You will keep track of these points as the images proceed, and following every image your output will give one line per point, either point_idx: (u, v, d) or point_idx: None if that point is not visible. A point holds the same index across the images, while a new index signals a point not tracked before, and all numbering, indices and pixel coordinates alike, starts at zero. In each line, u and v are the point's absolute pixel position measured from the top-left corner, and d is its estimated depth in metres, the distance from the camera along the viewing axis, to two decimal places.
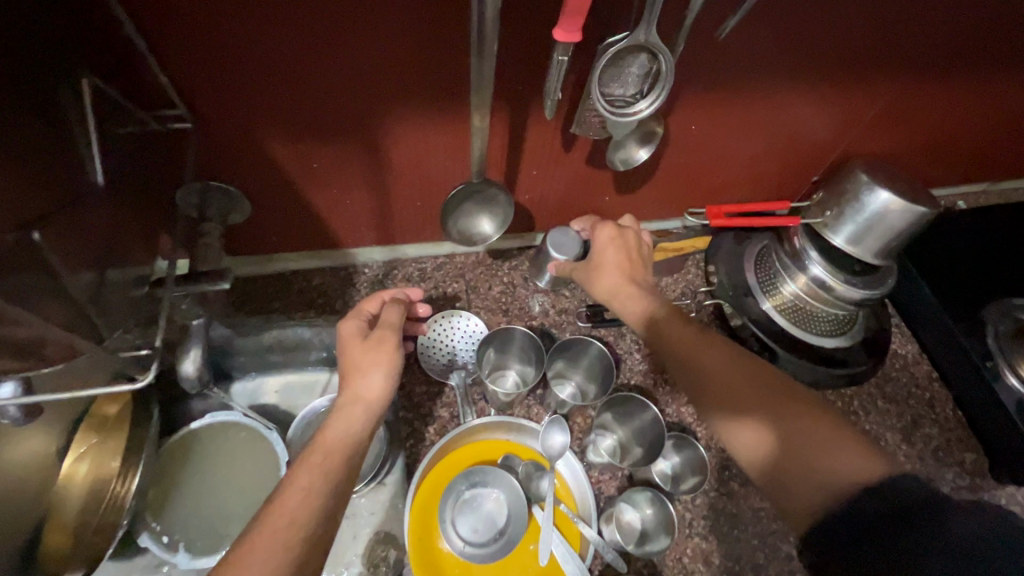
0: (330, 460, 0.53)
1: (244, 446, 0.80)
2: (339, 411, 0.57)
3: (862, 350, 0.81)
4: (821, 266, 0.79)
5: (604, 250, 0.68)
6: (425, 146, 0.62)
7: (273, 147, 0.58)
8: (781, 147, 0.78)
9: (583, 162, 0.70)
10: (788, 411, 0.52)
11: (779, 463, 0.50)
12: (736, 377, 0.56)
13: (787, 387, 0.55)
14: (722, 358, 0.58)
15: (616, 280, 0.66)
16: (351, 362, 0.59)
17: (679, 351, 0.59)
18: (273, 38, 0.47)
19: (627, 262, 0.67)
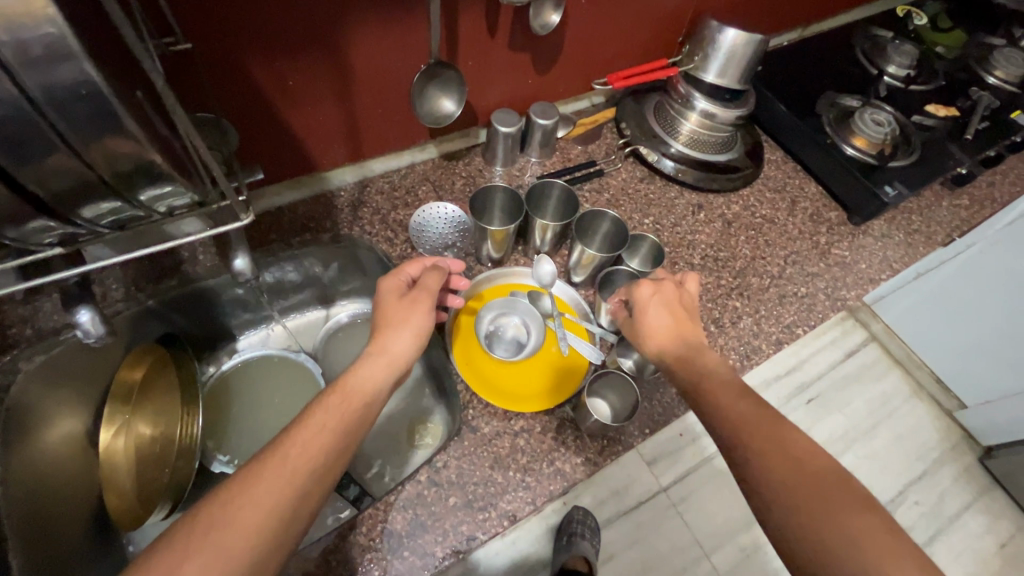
0: (348, 403, 0.57)
1: (278, 370, 0.90)
2: (367, 360, 0.61)
3: (745, 158, 1.06)
4: (703, 99, 1.00)
5: (657, 311, 0.67)
6: (383, 47, 0.73)
7: (255, 68, 0.67)
8: (652, 14, 0.97)
9: (508, 46, 0.85)
10: (891, 550, 0.45)
11: (813, 520, 0.47)
12: (817, 467, 0.51)
13: (891, 526, 0.47)
14: (784, 437, 0.53)
15: (674, 341, 0.65)
16: (388, 316, 0.66)
17: (753, 439, 0.53)
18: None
19: (682, 326, 0.66)
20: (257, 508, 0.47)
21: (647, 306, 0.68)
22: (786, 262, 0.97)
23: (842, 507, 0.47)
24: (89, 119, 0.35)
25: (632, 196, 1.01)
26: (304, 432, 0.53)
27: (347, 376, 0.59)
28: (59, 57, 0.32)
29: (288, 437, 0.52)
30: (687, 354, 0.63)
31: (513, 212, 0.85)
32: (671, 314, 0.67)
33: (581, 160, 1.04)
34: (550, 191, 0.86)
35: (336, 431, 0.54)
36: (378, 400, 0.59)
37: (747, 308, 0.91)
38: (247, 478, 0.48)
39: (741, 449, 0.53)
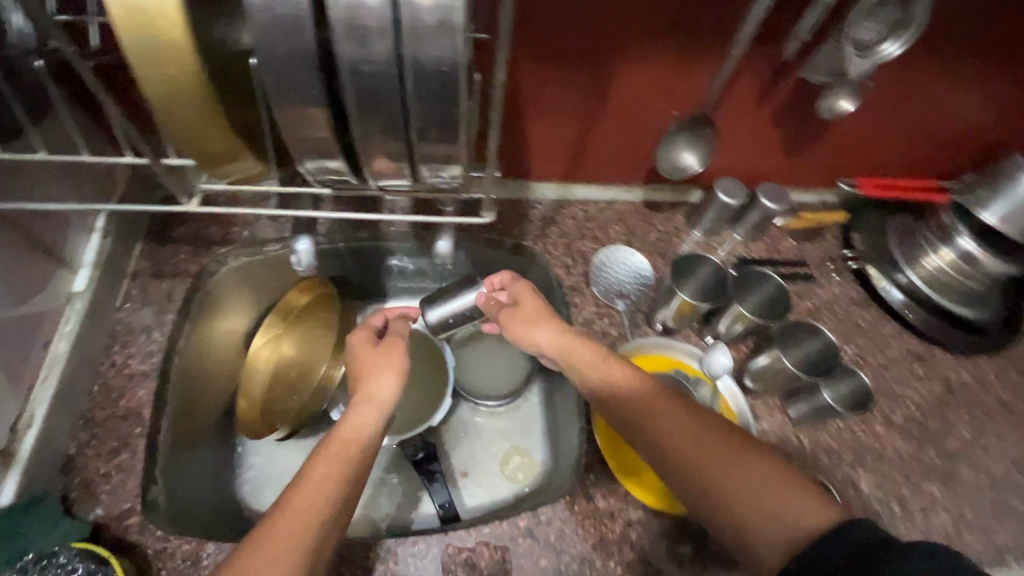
0: (346, 451, 0.57)
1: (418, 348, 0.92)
2: (356, 408, 0.62)
3: (996, 323, 0.88)
4: (969, 240, 0.83)
5: (531, 301, 0.70)
6: (651, 85, 0.71)
7: (525, 71, 0.68)
8: (944, 130, 0.84)
9: (770, 118, 0.77)
10: (741, 460, 0.55)
11: (705, 487, 0.55)
12: (687, 422, 0.59)
13: (734, 436, 0.57)
14: (683, 425, 0.58)
15: (557, 337, 0.68)
16: (366, 366, 0.66)
17: (656, 433, 0.59)
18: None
19: (559, 330, 0.68)
20: (276, 559, 0.47)
21: (526, 297, 0.72)
22: (1014, 466, 0.77)
23: (706, 448, 0.56)
24: (435, 92, 0.36)
25: (838, 315, 0.88)
26: (316, 469, 0.55)
27: (345, 414, 0.61)
28: (443, 34, 0.34)
29: (300, 478, 0.54)
30: (602, 372, 0.65)
31: (710, 289, 0.76)
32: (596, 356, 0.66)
33: (790, 256, 0.93)
34: (761, 281, 0.76)
35: (344, 474, 0.55)
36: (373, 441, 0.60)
37: (947, 502, 0.74)
38: (264, 532, 0.49)
39: (657, 455, 0.59)
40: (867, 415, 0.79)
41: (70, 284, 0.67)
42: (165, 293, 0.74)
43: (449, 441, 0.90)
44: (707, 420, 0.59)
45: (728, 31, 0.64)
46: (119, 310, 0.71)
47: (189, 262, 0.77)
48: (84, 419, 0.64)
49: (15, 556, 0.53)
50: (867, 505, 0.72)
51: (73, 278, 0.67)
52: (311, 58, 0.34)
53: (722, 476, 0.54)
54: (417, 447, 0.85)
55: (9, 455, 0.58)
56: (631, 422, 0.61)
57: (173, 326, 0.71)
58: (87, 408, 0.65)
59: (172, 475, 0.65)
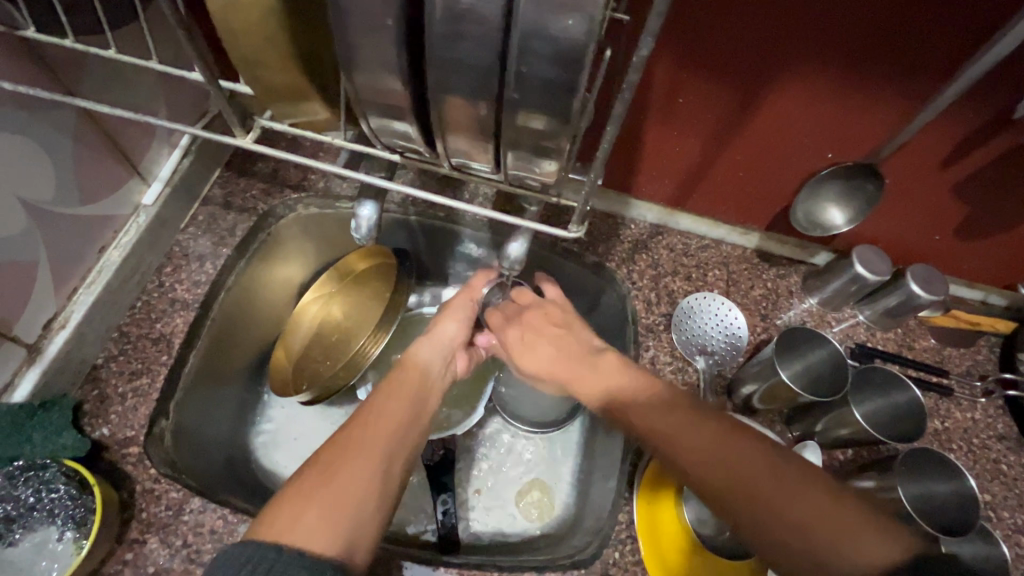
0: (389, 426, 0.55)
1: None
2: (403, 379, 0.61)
3: None
4: None
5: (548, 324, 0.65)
6: (811, 115, 0.57)
7: (660, 71, 0.57)
8: None
9: (951, 189, 0.62)
10: (791, 481, 0.45)
11: (749, 508, 0.45)
12: (720, 441, 0.48)
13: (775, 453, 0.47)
14: (707, 430, 0.49)
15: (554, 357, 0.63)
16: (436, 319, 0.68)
17: (681, 451, 0.49)
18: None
19: (565, 353, 0.62)
20: (310, 521, 0.46)
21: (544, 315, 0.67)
22: None
23: (743, 467, 0.46)
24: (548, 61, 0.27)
25: (971, 448, 0.70)
26: (363, 436, 0.53)
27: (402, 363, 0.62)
28: None
29: (338, 444, 0.52)
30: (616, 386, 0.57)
31: (821, 379, 0.62)
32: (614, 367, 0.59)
33: (926, 358, 0.76)
34: (894, 386, 0.60)
35: (390, 440, 0.54)
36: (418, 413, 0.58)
37: None
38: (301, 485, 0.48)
39: (684, 473, 0.49)
40: None
41: (141, 196, 0.66)
42: (230, 226, 0.72)
43: (470, 454, 0.82)
44: (732, 432, 0.49)
45: (942, 67, 0.50)
46: (182, 232, 0.70)
47: (260, 200, 0.74)
48: (119, 332, 0.63)
49: (13, 454, 0.53)
50: None
51: (146, 190, 0.67)
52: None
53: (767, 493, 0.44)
54: (437, 449, 0.77)
55: (37, 350, 0.58)
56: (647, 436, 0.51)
57: (226, 261, 0.68)
58: (124, 323, 0.64)
59: (187, 412, 0.63)
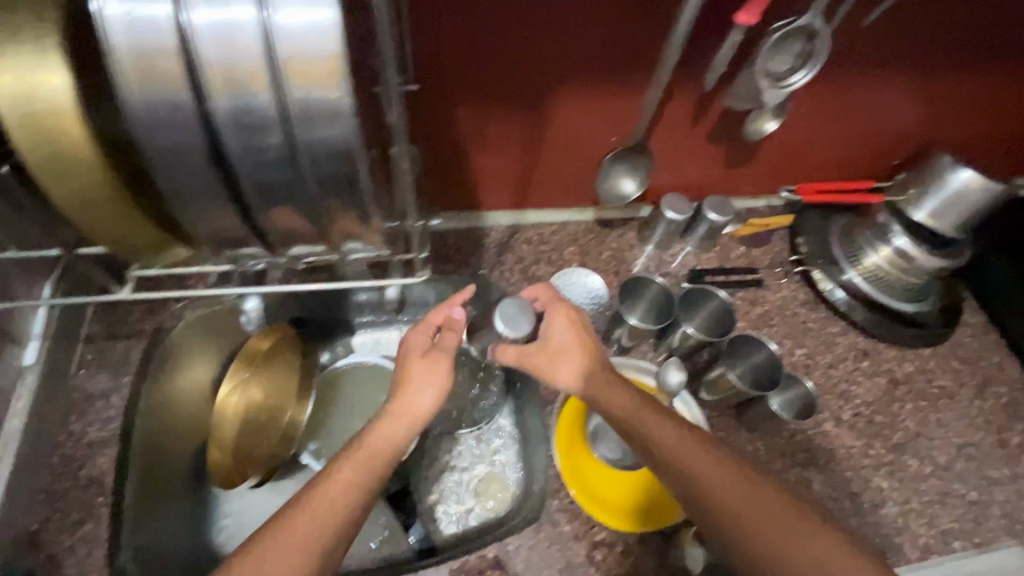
0: (373, 459, 0.62)
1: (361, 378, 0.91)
2: (389, 416, 0.66)
3: (937, 315, 0.92)
4: (905, 237, 0.88)
5: (561, 338, 0.69)
6: (568, 119, 0.72)
7: (458, 112, 0.69)
8: (872, 131, 0.88)
9: (706, 137, 0.79)
10: (793, 530, 0.53)
11: (751, 538, 0.54)
12: (713, 475, 0.57)
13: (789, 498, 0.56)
14: (712, 455, 0.59)
15: (565, 358, 0.68)
16: (407, 378, 0.69)
17: (680, 468, 0.58)
18: (510, 3, 0.56)
19: (571, 341, 0.69)
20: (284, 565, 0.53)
21: (557, 330, 0.70)
22: (958, 453, 0.82)
23: (763, 510, 0.54)
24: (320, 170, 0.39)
25: (787, 318, 0.91)
26: (326, 493, 0.58)
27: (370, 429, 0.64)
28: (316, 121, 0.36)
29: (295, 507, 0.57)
30: (713, 474, 0.57)
31: (656, 309, 0.80)
32: (721, 466, 0.58)
33: (740, 263, 0.96)
34: (708, 297, 0.80)
35: (362, 483, 0.60)
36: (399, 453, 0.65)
37: (895, 493, 0.78)
38: (254, 554, 0.53)
39: (687, 491, 0.57)
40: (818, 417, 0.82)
41: (22, 358, 0.69)
42: (121, 355, 0.75)
43: None
44: (732, 467, 0.58)
45: (643, 66, 0.65)
46: (74, 377, 0.72)
47: (144, 320, 0.77)
48: (47, 492, 0.66)
49: None
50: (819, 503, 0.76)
51: (23, 352, 0.70)
52: (200, 154, 0.37)
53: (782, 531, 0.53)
54: None
55: None
56: (647, 451, 0.60)
57: (130, 388, 0.72)
58: (48, 482, 0.66)
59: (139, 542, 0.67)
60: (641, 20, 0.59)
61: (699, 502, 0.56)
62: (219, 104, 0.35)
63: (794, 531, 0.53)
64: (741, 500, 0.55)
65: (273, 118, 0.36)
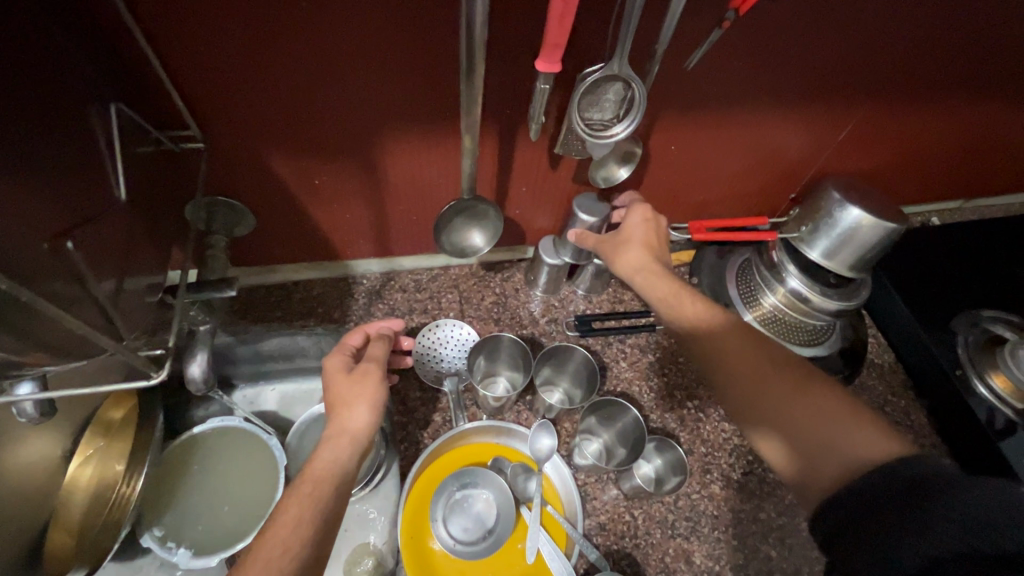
0: (319, 491, 0.56)
1: (222, 441, 0.84)
2: (327, 441, 0.60)
3: (838, 358, 0.86)
4: (798, 278, 0.83)
5: (632, 228, 0.71)
6: (402, 167, 0.66)
7: (275, 164, 0.62)
8: (759, 167, 0.83)
9: (570, 179, 0.74)
10: (806, 391, 0.53)
11: (763, 404, 0.54)
12: (737, 355, 0.57)
13: (803, 369, 0.55)
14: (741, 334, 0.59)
15: (635, 255, 0.68)
16: (339, 397, 0.64)
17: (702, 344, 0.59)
18: (284, 52, 0.51)
19: (646, 248, 0.69)
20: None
21: (636, 222, 0.71)
22: None
23: (777, 377, 0.54)
24: None
25: (681, 365, 0.85)
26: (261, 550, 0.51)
27: (306, 464, 0.59)
28: None
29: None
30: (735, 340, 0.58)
31: (521, 363, 0.75)
32: (725, 325, 0.59)
33: (634, 306, 0.90)
34: (572, 353, 0.74)
35: (316, 516, 0.55)
36: (347, 478, 0.59)
37: (786, 561, 0.71)
38: None
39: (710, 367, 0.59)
40: (707, 477, 0.76)
41: None
42: None
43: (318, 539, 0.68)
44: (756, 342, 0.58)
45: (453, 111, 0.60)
46: None
47: None
48: None
49: None
50: None
51: None
52: None
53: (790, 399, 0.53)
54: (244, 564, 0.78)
55: None
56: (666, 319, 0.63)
57: None
58: None
59: None
60: (440, 64, 0.54)
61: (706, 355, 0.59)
62: None
63: (800, 387, 0.53)
64: (749, 361, 0.56)
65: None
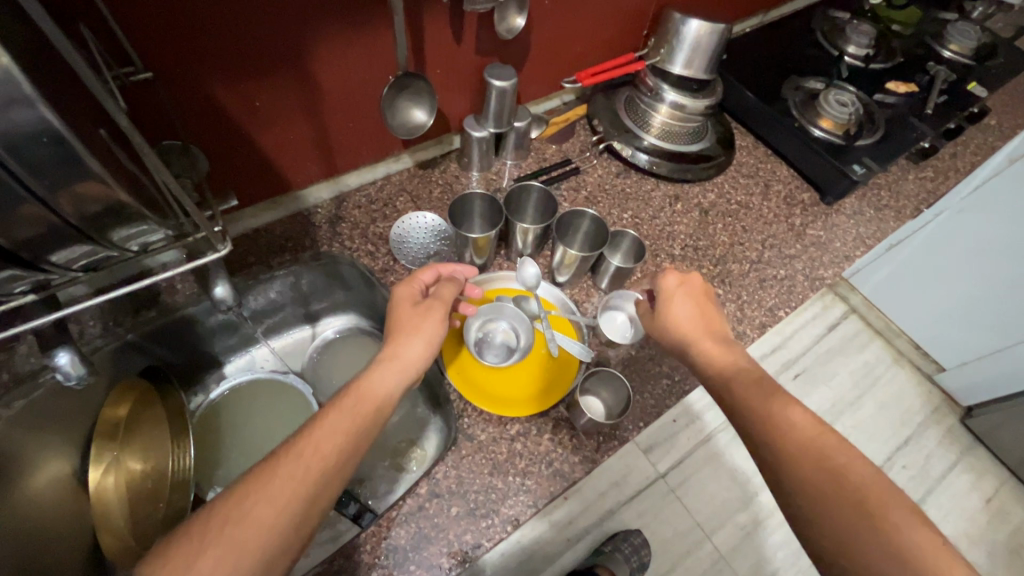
0: (361, 404, 0.58)
1: (247, 395, 0.88)
2: (382, 361, 0.63)
3: (717, 146, 1.08)
4: (672, 92, 1.01)
5: (680, 304, 0.70)
6: (336, 67, 0.73)
7: (216, 91, 0.66)
8: (615, 11, 0.99)
9: (474, 51, 0.84)
10: (895, 524, 0.48)
11: (829, 519, 0.50)
12: (831, 470, 0.52)
13: (898, 498, 0.50)
14: (833, 442, 0.54)
15: (693, 327, 0.69)
16: (402, 322, 0.67)
17: (780, 438, 0.55)
18: None
19: (704, 315, 0.70)
20: (270, 505, 0.49)
21: (680, 294, 0.71)
22: (764, 246, 0.99)
23: (864, 507, 0.49)
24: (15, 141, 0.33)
25: (609, 191, 1.02)
26: (298, 453, 0.52)
27: (359, 379, 0.60)
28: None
29: (270, 467, 0.51)
30: (837, 445, 0.54)
31: (493, 217, 0.86)
32: (826, 435, 0.55)
33: (556, 159, 1.04)
34: (527, 193, 0.87)
35: (351, 434, 0.55)
36: (391, 401, 0.60)
37: (732, 294, 0.93)
38: (211, 516, 0.48)
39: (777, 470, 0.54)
40: (657, 259, 0.95)
41: None
42: None
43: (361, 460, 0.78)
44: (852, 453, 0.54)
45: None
46: None
47: None
48: None
49: None
50: None
51: None
52: None
53: (877, 525, 0.48)
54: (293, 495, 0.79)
55: None
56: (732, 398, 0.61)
57: None
58: None
59: None
60: None
61: (784, 474, 0.54)
62: None
63: (898, 517, 0.49)
64: (834, 474, 0.52)
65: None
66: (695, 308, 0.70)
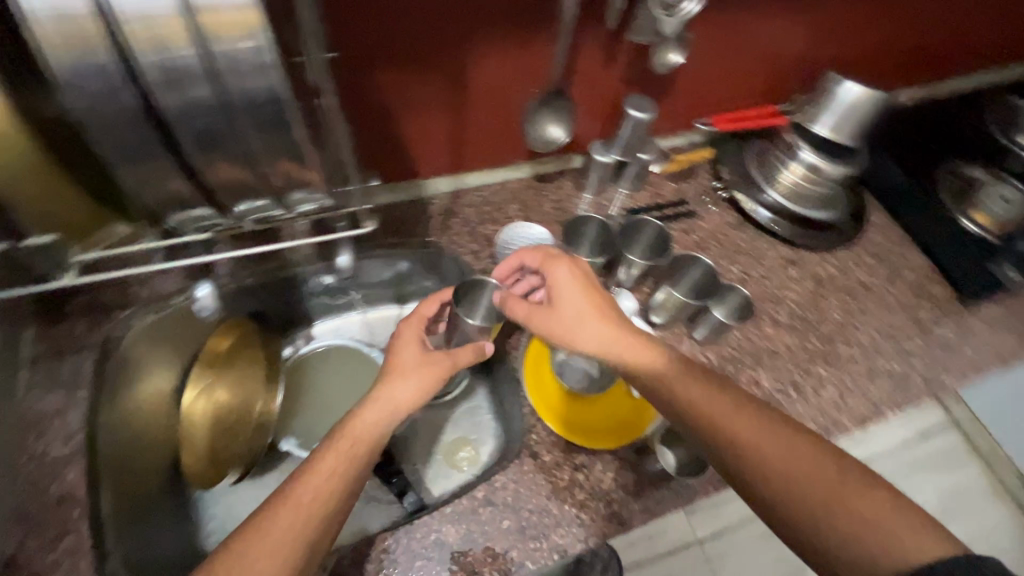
0: (355, 447, 0.58)
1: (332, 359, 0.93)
2: (373, 401, 0.62)
3: (847, 218, 1.02)
4: (811, 152, 0.96)
5: (569, 294, 0.66)
6: (490, 73, 0.76)
7: (380, 77, 0.70)
8: (768, 61, 0.96)
9: (620, 78, 0.85)
10: (848, 496, 0.50)
11: (800, 510, 0.50)
12: (780, 459, 0.53)
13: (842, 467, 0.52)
14: (778, 433, 0.55)
15: (598, 321, 0.65)
16: (395, 364, 0.66)
17: (736, 444, 0.55)
18: None
19: (595, 309, 0.66)
20: (270, 553, 0.50)
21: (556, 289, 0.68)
22: (880, 334, 0.91)
23: (819, 484, 0.51)
24: None
25: (720, 241, 0.98)
26: (291, 498, 0.54)
27: (347, 422, 0.60)
28: None
29: (270, 511, 0.53)
30: (793, 432, 0.55)
31: (601, 243, 0.85)
32: (780, 427, 0.55)
33: (672, 198, 1.02)
34: (642, 227, 0.86)
35: (343, 477, 0.56)
36: (381, 441, 0.60)
37: (834, 377, 0.86)
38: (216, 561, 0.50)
39: (739, 466, 0.54)
40: (759, 322, 0.90)
41: None
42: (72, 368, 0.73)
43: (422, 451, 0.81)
44: (794, 436, 0.55)
45: (540, 16, 0.71)
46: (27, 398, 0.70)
47: (93, 331, 0.75)
48: None
49: None
50: (770, 398, 0.83)
51: None
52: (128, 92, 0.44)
53: (836, 498, 0.50)
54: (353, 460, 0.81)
55: None
56: (684, 404, 0.59)
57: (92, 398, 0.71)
58: None
59: (127, 547, 0.68)
60: None
61: (747, 470, 0.54)
62: (146, 59, 0.41)
63: (846, 485, 0.50)
64: (785, 463, 0.53)
65: (199, 72, 0.43)
66: (583, 298, 0.66)
